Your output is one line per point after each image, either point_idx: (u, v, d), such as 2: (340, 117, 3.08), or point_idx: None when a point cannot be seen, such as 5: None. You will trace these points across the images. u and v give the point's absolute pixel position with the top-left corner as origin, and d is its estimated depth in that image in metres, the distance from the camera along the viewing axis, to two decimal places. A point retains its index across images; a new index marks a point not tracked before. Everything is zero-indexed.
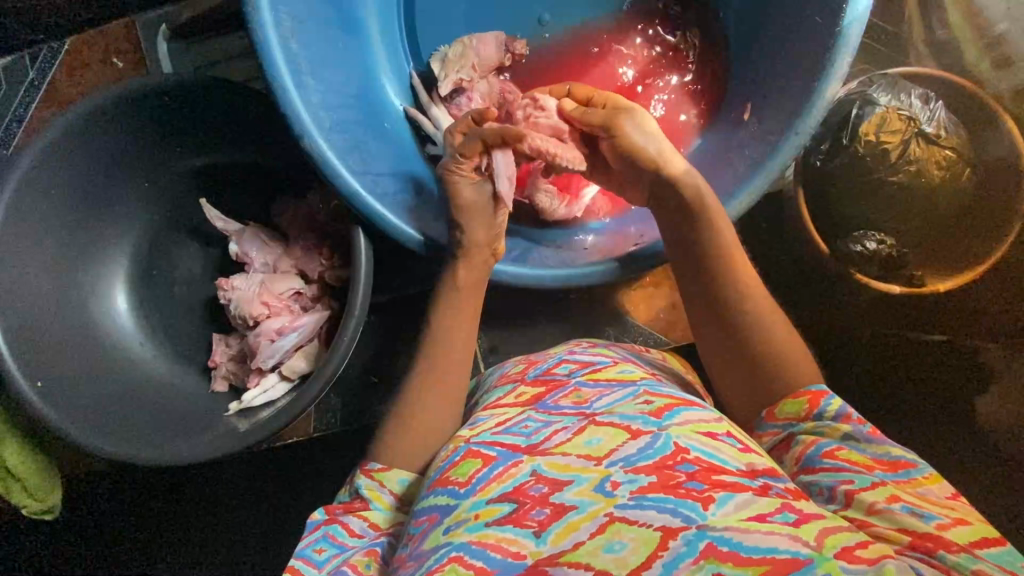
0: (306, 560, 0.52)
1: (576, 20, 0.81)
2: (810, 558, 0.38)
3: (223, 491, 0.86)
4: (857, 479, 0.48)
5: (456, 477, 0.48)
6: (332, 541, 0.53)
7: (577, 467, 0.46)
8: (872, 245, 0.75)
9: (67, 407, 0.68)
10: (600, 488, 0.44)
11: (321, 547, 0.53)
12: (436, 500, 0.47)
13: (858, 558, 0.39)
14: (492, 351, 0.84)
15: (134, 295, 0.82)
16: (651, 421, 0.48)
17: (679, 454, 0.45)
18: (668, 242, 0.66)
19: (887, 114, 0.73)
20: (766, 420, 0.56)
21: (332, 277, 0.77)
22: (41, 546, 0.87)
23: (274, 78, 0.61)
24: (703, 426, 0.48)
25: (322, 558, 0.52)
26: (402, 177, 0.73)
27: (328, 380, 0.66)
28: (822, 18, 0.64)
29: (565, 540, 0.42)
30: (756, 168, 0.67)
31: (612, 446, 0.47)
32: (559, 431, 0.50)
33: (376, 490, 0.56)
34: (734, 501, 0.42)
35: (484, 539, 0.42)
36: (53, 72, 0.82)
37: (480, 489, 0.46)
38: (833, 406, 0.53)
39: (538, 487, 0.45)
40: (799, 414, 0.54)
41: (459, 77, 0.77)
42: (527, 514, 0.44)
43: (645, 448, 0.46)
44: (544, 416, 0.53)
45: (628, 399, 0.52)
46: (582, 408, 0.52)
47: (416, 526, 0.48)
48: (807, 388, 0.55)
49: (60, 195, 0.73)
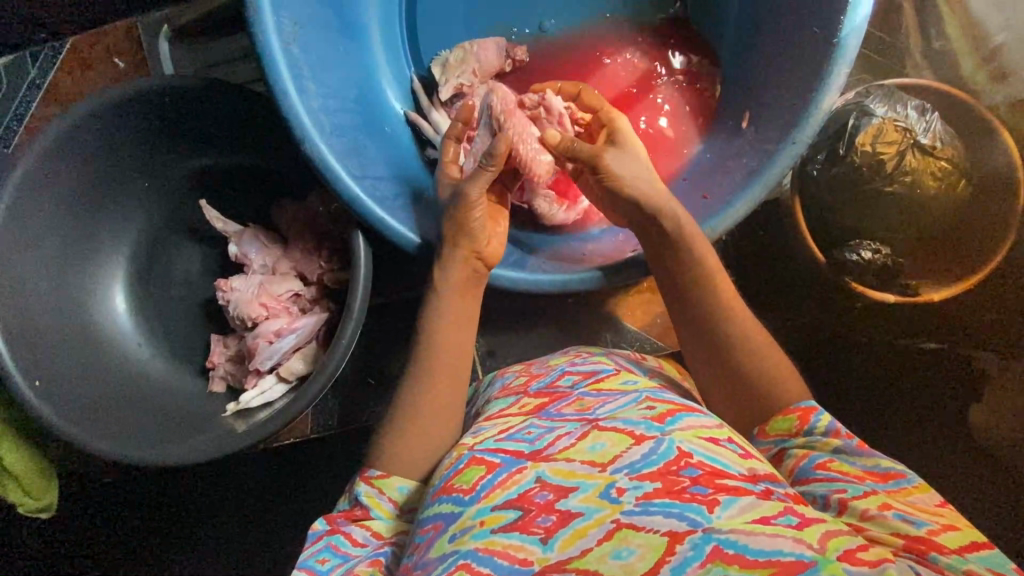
0: (309, 570, 0.52)
1: (575, 27, 0.81)
2: (815, 560, 0.39)
3: (221, 493, 0.86)
4: (850, 488, 0.49)
5: (460, 484, 0.48)
6: (336, 550, 0.54)
7: (582, 473, 0.47)
8: (868, 254, 0.75)
9: (65, 407, 0.68)
10: (606, 495, 0.45)
11: (324, 557, 0.54)
12: (440, 508, 0.48)
13: (860, 560, 0.40)
14: (490, 355, 0.84)
15: (133, 296, 0.82)
16: (654, 426, 0.49)
17: (682, 459, 0.46)
18: (653, 256, 0.67)
19: (884, 125, 0.73)
20: (758, 437, 0.57)
21: (331, 279, 0.77)
22: (38, 546, 0.87)
23: (275, 82, 0.62)
24: (705, 431, 0.49)
25: (325, 568, 0.53)
26: (403, 181, 0.73)
27: (328, 380, 0.66)
28: (819, 29, 0.65)
29: (571, 548, 0.43)
30: (752, 177, 0.67)
31: (615, 452, 0.47)
32: (562, 437, 0.50)
33: (376, 497, 0.57)
34: (738, 504, 0.42)
35: (491, 547, 0.43)
36: (55, 71, 0.82)
37: (484, 495, 0.46)
38: (823, 422, 0.54)
39: (542, 494, 0.46)
40: (790, 430, 0.55)
41: (460, 82, 0.78)
42: (532, 521, 0.44)
43: (648, 453, 0.46)
44: (547, 423, 0.53)
45: (630, 405, 0.53)
46: (585, 415, 0.53)
47: (421, 535, 0.48)
48: (797, 405, 0.56)
49: (61, 195, 0.73)
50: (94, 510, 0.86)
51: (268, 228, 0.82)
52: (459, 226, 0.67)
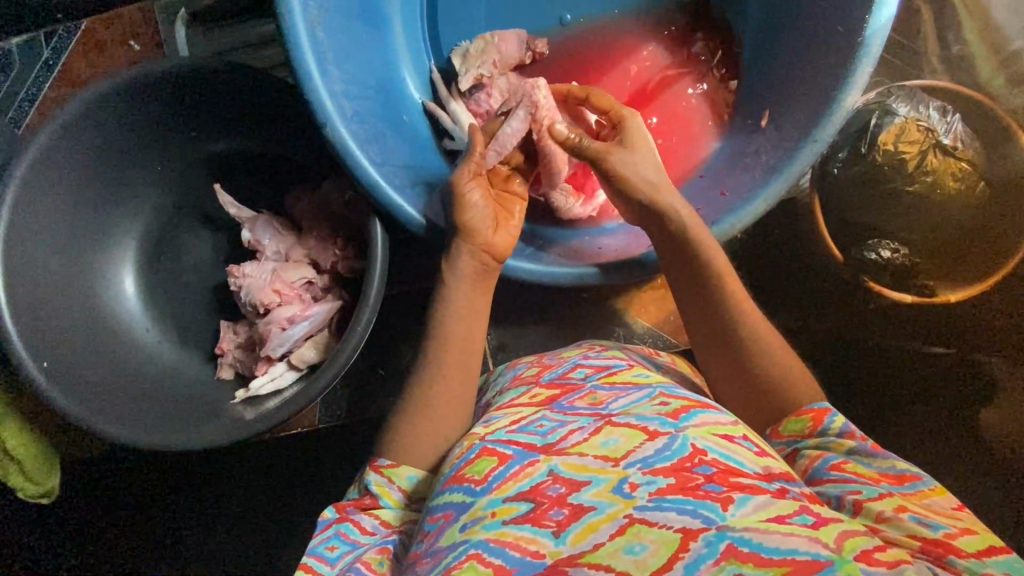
0: (318, 557, 0.52)
1: (595, 20, 0.81)
2: (830, 560, 0.38)
3: (226, 480, 0.85)
4: (865, 490, 0.48)
5: (472, 475, 0.48)
6: (344, 538, 0.54)
7: (594, 467, 0.46)
8: (886, 254, 0.76)
9: (72, 389, 0.67)
10: (619, 489, 0.44)
11: (333, 544, 0.53)
12: (451, 497, 0.48)
13: (877, 561, 0.39)
14: (501, 348, 0.84)
15: (142, 279, 0.81)
16: (668, 422, 0.49)
17: (697, 456, 0.45)
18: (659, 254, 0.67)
19: (906, 124, 0.74)
20: (771, 438, 0.56)
21: (345, 268, 0.76)
22: (39, 530, 0.86)
23: (299, 65, 0.61)
24: (720, 428, 0.49)
25: (334, 555, 0.52)
26: (421, 171, 0.73)
27: (338, 372, 0.66)
28: (842, 28, 0.65)
29: (583, 542, 0.42)
30: (772, 172, 0.67)
31: (629, 448, 0.47)
32: (574, 432, 0.50)
33: (385, 486, 0.57)
34: (753, 502, 0.42)
35: (502, 538, 0.43)
36: (69, 52, 0.81)
37: (496, 487, 0.46)
38: (837, 424, 0.53)
39: (555, 487, 0.45)
40: (803, 432, 0.54)
41: (480, 72, 0.77)
42: (544, 514, 0.44)
43: (662, 449, 0.46)
44: (560, 416, 0.53)
45: (644, 401, 0.53)
46: (598, 409, 0.53)
47: (432, 523, 0.48)
48: (811, 406, 0.56)
49: (73, 175, 0.72)
50: (97, 496, 0.85)
51: (281, 215, 0.81)
52: (477, 221, 0.66)
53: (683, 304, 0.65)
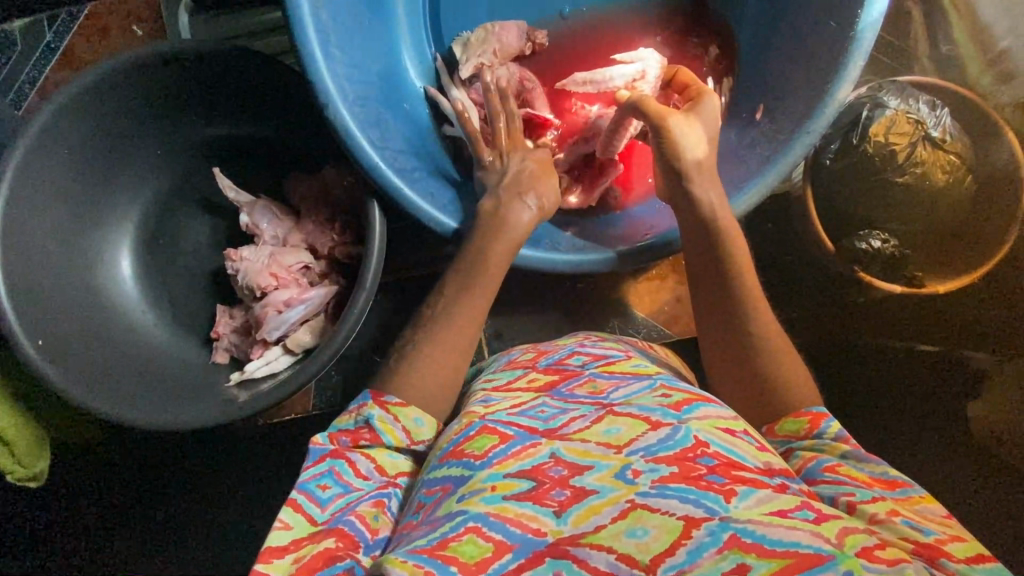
0: (309, 495, 0.50)
1: (588, 17, 0.83)
2: (832, 554, 0.36)
3: (217, 464, 0.86)
4: (858, 492, 0.46)
5: (472, 450, 0.47)
6: (337, 478, 0.51)
7: (597, 453, 0.45)
8: (876, 244, 0.79)
9: (67, 368, 0.67)
10: (621, 476, 0.43)
11: (325, 484, 0.51)
12: (448, 472, 0.47)
13: (877, 558, 0.38)
14: (497, 336, 0.85)
15: (139, 262, 0.81)
16: (671, 413, 0.48)
17: (699, 448, 0.44)
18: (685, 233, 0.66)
19: (896, 116, 0.76)
20: (766, 435, 0.56)
21: (342, 253, 0.77)
22: (30, 511, 0.86)
23: (304, 47, 0.62)
24: (722, 422, 0.48)
25: (325, 497, 0.50)
26: (420, 157, 0.74)
27: (334, 355, 0.65)
28: (836, 23, 0.66)
29: (585, 523, 0.40)
30: (768, 164, 0.68)
31: (632, 436, 0.46)
32: (576, 419, 0.49)
33: (390, 424, 0.55)
34: (756, 495, 0.41)
35: (503, 513, 0.41)
36: (70, 36, 0.82)
37: (496, 463, 0.45)
38: (834, 428, 0.52)
39: (557, 469, 0.44)
40: (799, 433, 0.54)
41: (480, 61, 0.79)
42: (546, 493, 0.42)
43: (665, 439, 0.45)
44: (561, 403, 0.52)
45: (645, 391, 0.52)
46: (598, 398, 0.52)
47: (427, 497, 0.47)
48: (809, 409, 0.55)
49: (76, 155, 0.72)
50: (88, 479, 0.86)
51: (280, 200, 0.82)
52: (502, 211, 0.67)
53: (699, 284, 0.64)
